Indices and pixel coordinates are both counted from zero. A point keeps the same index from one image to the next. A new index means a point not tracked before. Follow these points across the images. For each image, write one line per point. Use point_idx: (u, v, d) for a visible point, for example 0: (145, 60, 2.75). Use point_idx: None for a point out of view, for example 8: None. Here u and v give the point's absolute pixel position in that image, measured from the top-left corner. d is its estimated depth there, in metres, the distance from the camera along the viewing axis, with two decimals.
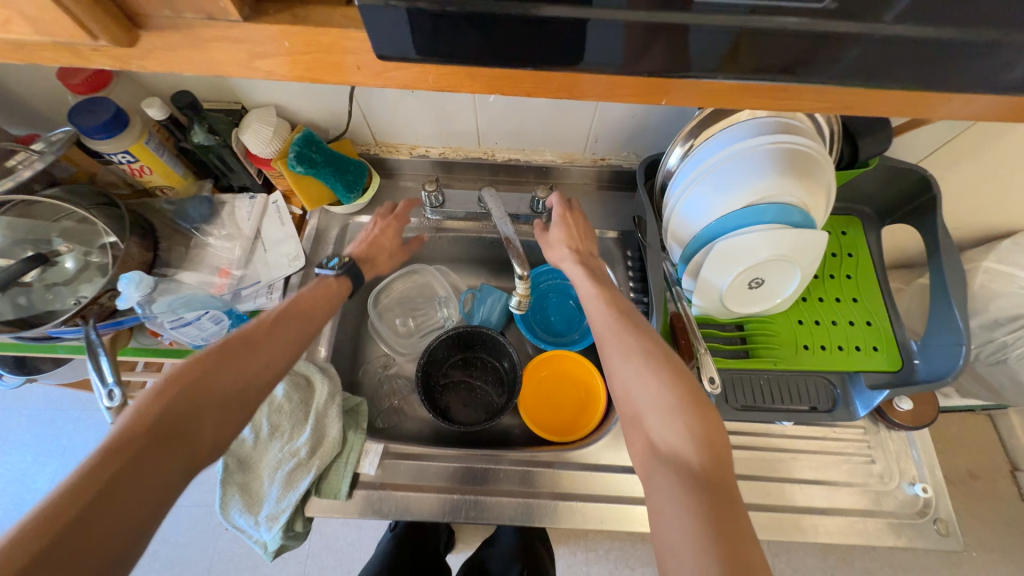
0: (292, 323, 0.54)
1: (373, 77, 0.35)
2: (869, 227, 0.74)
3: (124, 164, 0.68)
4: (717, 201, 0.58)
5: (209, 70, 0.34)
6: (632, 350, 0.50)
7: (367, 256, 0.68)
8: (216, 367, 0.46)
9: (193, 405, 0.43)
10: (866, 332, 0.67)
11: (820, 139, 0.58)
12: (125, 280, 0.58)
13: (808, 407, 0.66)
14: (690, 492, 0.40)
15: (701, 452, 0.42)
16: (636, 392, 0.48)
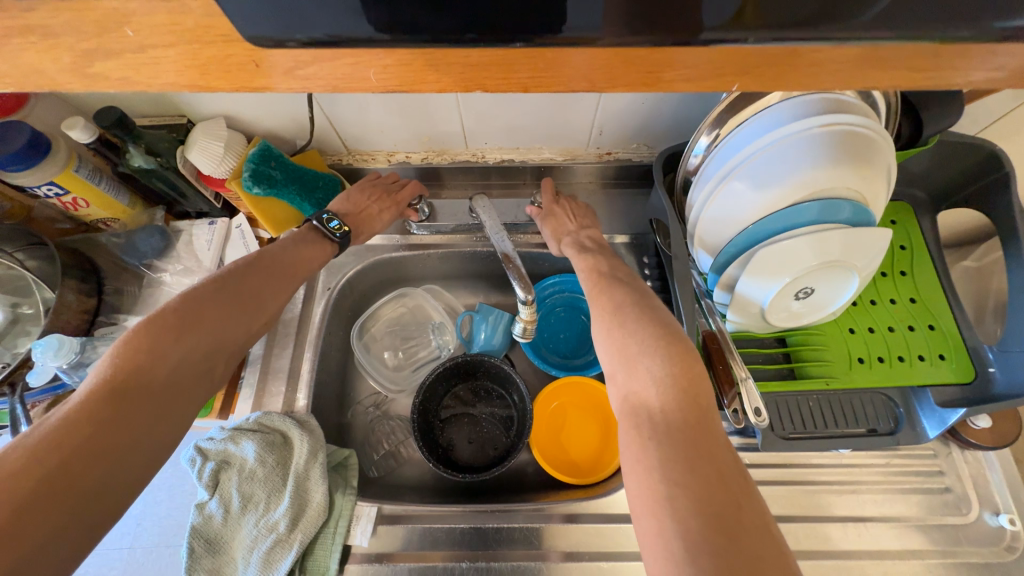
0: (282, 270, 0.52)
1: (293, 81, 0.28)
2: (922, 214, 0.64)
3: (53, 197, 0.58)
4: (754, 199, 0.48)
5: (65, 76, 0.27)
6: (609, 318, 0.49)
7: (358, 217, 0.62)
8: (207, 313, 0.44)
9: (191, 353, 0.42)
10: (929, 338, 0.58)
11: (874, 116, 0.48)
12: (40, 346, 0.48)
13: (868, 430, 0.56)
14: (656, 432, 0.37)
15: (665, 389, 0.39)
16: (612, 349, 0.46)
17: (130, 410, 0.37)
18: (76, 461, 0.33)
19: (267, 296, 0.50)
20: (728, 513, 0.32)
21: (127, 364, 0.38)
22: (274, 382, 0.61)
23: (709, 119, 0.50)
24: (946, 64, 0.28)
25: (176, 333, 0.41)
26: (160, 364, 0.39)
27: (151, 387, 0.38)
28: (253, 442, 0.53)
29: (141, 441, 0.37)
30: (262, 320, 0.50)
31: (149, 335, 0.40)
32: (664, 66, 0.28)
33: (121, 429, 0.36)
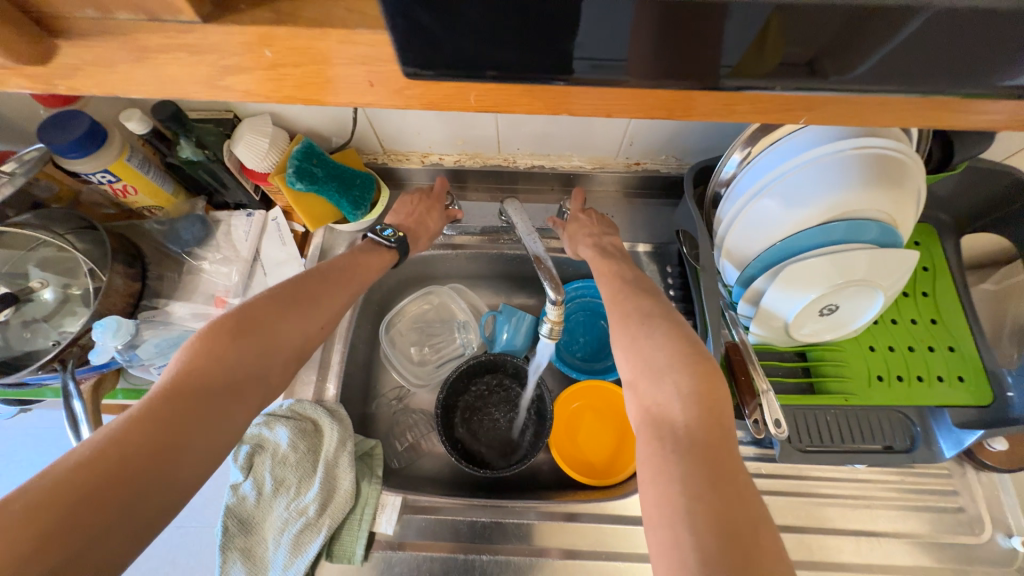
0: (333, 278, 0.53)
1: (370, 94, 0.30)
2: (946, 236, 0.64)
3: (106, 184, 0.61)
4: (784, 216, 0.49)
5: (162, 87, 0.30)
6: (636, 329, 0.50)
7: (411, 224, 0.65)
8: (268, 321, 0.46)
9: (251, 356, 0.44)
10: (948, 360, 0.59)
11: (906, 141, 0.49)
12: (101, 327, 0.51)
13: (883, 446, 0.57)
14: (678, 445, 0.38)
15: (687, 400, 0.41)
16: (636, 359, 0.47)
17: (188, 409, 0.38)
18: (137, 453, 0.34)
19: (321, 303, 0.51)
20: (742, 528, 0.33)
21: (192, 366, 0.40)
22: (305, 371, 0.63)
23: (743, 136, 0.51)
24: (986, 103, 0.29)
25: (232, 336, 0.43)
26: (217, 366, 0.41)
27: (208, 388, 0.40)
28: (287, 428, 0.55)
29: (202, 437, 0.38)
30: (323, 328, 0.51)
31: (212, 340, 0.43)
32: (724, 97, 0.30)
33: (178, 425, 0.37)
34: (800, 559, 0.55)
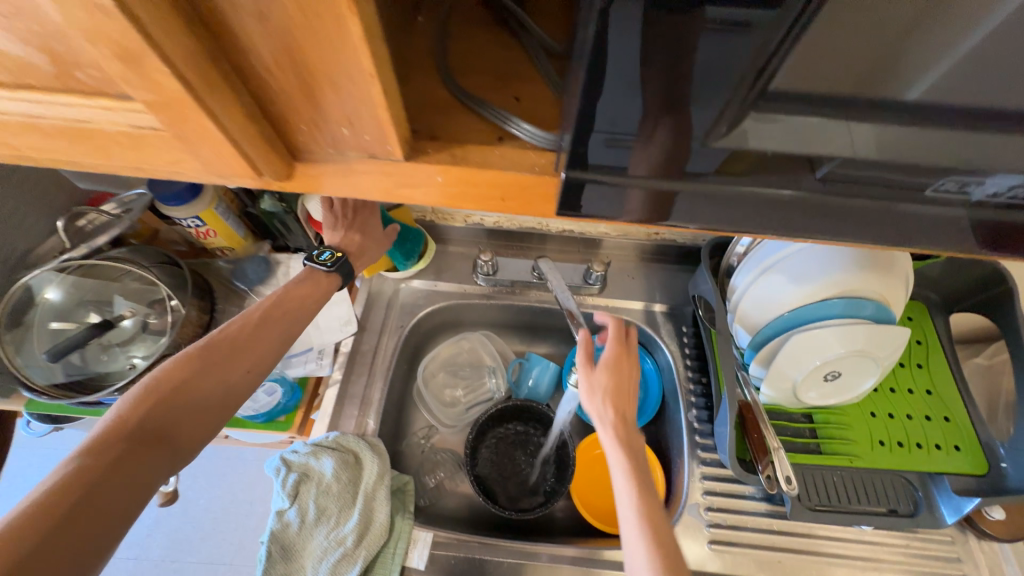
0: (261, 323, 0.55)
1: None
2: (936, 314, 0.71)
3: (192, 228, 0.69)
4: (791, 290, 0.57)
5: None
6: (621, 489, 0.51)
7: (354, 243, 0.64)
8: (187, 374, 0.49)
9: (166, 411, 0.46)
10: (945, 429, 0.64)
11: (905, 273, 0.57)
12: None
13: (888, 509, 0.61)
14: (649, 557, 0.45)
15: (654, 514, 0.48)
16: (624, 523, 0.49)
17: (120, 461, 0.41)
18: (73, 506, 0.37)
19: (250, 350, 0.53)
20: None
21: (129, 420, 0.44)
22: (348, 406, 0.68)
23: None
24: None
25: (164, 390, 0.47)
26: (149, 418, 0.45)
27: (139, 440, 0.43)
28: (332, 459, 0.59)
29: (121, 486, 0.41)
30: (251, 375, 0.52)
31: (148, 395, 0.46)
32: None
33: (110, 475, 0.40)
34: None
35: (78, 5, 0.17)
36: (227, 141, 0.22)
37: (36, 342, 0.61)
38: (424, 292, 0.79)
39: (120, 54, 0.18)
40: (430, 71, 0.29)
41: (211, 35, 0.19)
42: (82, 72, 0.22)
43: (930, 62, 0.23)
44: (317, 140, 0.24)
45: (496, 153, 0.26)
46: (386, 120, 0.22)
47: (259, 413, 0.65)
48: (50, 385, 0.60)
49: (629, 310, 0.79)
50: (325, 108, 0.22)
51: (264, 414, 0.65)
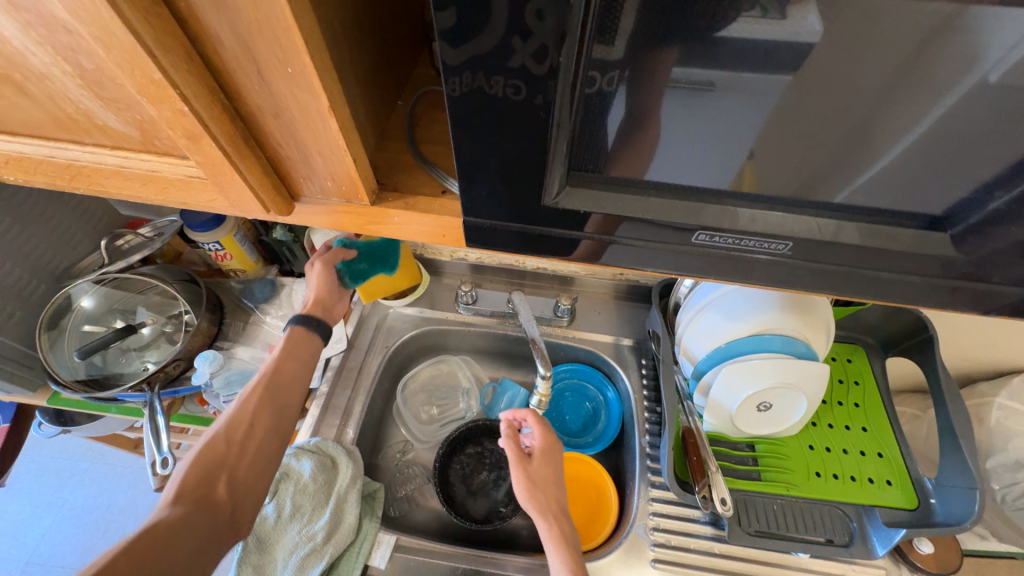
0: (265, 403, 0.62)
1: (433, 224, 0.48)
2: (873, 357, 0.78)
3: (212, 251, 0.80)
4: (725, 326, 0.64)
5: None
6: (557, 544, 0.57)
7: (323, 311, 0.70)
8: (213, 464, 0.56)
9: (205, 472, 0.56)
10: (878, 464, 0.68)
11: (824, 306, 0.65)
12: (204, 358, 0.68)
13: (825, 539, 0.65)
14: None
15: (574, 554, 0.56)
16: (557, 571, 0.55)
17: (170, 525, 0.50)
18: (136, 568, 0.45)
19: (265, 404, 0.62)
20: None
21: (175, 489, 0.54)
22: (331, 416, 0.75)
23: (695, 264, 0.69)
24: None
25: (201, 460, 0.56)
26: (190, 482, 0.55)
27: (187, 503, 0.53)
28: (311, 460, 0.66)
29: (173, 543, 0.49)
30: (266, 452, 0.60)
31: (190, 468, 0.55)
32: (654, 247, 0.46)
33: (164, 538, 0.49)
34: None
35: (166, 108, 0.27)
36: (246, 188, 0.31)
37: (67, 342, 0.71)
38: (410, 317, 0.88)
39: (187, 134, 0.28)
40: (405, 143, 0.39)
41: (243, 121, 0.29)
42: (154, 138, 0.33)
43: (748, 151, 0.32)
44: (312, 188, 0.34)
45: (439, 204, 0.36)
46: (357, 177, 0.32)
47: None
48: (72, 380, 0.69)
49: (594, 342, 0.86)
50: (317, 169, 0.32)
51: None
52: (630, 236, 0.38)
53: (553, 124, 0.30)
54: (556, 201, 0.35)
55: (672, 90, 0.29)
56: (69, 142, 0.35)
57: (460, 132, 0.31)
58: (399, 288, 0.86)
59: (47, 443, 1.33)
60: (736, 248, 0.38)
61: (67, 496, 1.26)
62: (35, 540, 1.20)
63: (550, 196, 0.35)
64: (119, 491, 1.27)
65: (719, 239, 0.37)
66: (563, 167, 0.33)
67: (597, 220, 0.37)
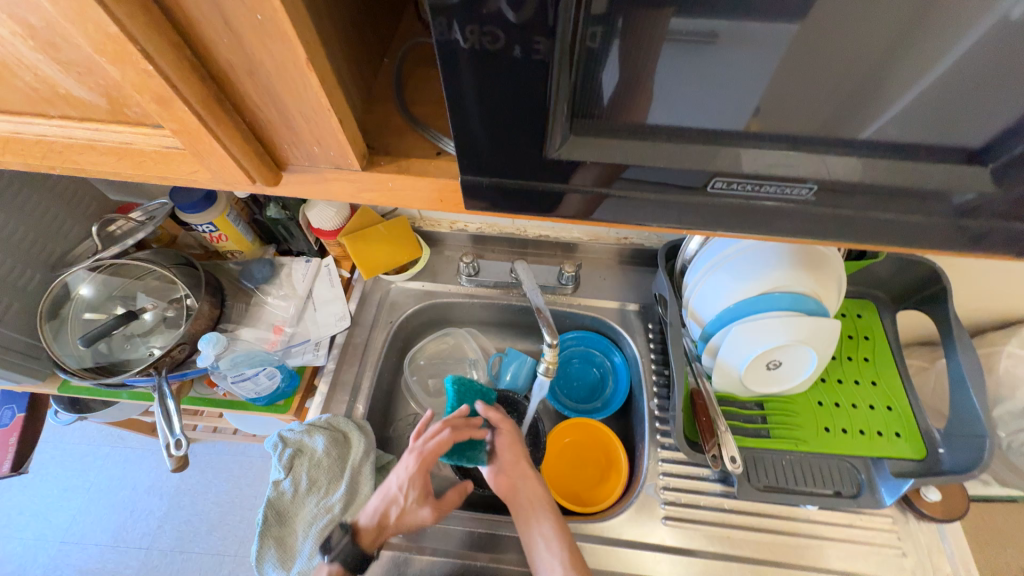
0: None
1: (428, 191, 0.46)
2: (884, 312, 0.77)
3: (207, 233, 0.78)
4: (733, 286, 0.63)
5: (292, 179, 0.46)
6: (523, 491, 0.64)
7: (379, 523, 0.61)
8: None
9: None
10: (887, 417, 0.68)
11: (835, 261, 0.63)
12: (206, 340, 0.66)
13: (834, 491, 0.66)
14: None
15: (564, 540, 0.59)
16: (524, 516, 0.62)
17: None
18: None
19: None
20: None
21: None
22: (340, 392, 0.76)
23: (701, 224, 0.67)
24: None
25: None
26: None
27: None
28: (324, 436, 0.66)
29: None
30: None
31: None
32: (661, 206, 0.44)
33: None
34: None
35: (129, 68, 0.24)
36: (227, 157, 0.30)
37: (69, 330, 0.70)
38: (413, 292, 0.86)
39: (155, 98, 0.26)
40: (393, 103, 0.37)
41: (216, 82, 0.27)
42: (124, 107, 0.30)
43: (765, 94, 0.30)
44: (297, 155, 0.32)
45: (434, 165, 0.34)
46: (344, 140, 0.30)
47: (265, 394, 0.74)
48: (78, 367, 0.68)
49: (600, 309, 0.85)
50: (300, 132, 0.30)
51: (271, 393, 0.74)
52: (640, 191, 0.35)
53: (551, 74, 0.28)
54: (560, 152, 0.33)
55: (670, 46, 0.27)
56: (35, 115, 0.33)
57: (453, 87, 0.29)
58: (398, 263, 0.83)
59: (66, 430, 1.36)
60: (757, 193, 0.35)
61: (93, 479, 1.30)
62: (68, 522, 1.25)
63: (552, 147, 0.32)
64: (141, 473, 1.31)
65: (738, 186, 0.34)
66: (565, 119, 0.31)
67: (602, 172, 0.34)
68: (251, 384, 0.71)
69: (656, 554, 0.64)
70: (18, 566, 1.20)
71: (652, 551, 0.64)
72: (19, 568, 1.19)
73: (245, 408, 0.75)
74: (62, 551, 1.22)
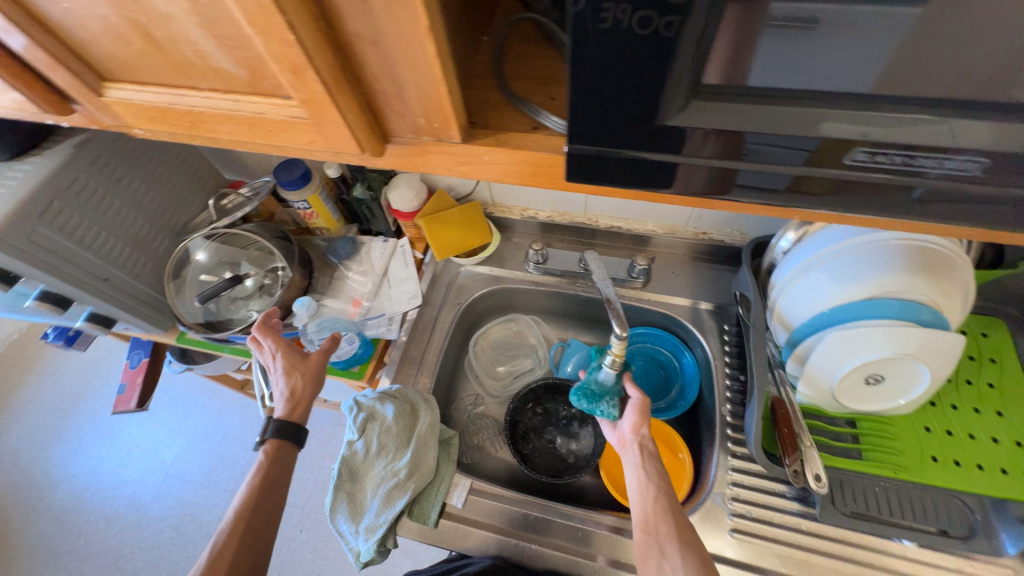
0: None
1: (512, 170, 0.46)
2: (1018, 333, 0.66)
3: (301, 210, 0.85)
4: (831, 288, 0.57)
5: None
6: (647, 466, 0.62)
7: (289, 400, 0.67)
8: (239, 522, 0.59)
9: None
10: (1016, 453, 0.58)
11: (964, 266, 0.54)
12: (301, 302, 0.76)
13: (937, 529, 0.58)
14: (670, 532, 0.54)
15: (674, 503, 0.58)
16: (644, 492, 0.59)
17: None
18: None
19: None
20: None
21: None
22: (409, 366, 0.80)
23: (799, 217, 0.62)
24: None
25: None
26: None
27: None
28: (394, 405, 0.70)
29: None
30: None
31: None
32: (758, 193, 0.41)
33: None
34: None
35: (274, 39, 0.27)
36: (344, 126, 0.32)
37: (188, 289, 0.80)
38: (480, 276, 0.88)
39: (291, 68, 0.28)
40: (491, 79, 0.37)
41: (341, 52, 0.29)
42: (260, 78, 0.34)
43: None
44: (403, 127, 0.34)
45: (531, 139, 0.34)
46: (450, 112, 0.31)
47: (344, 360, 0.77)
48: (194, 322, 0.78)
49: (671, 306, 0.81)
50: (410, 104, 0.31)
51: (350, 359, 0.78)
52: (736, 175, 0.33)
53: (678, 49, 0.26)
54: (676, 120, 0.30)
55: (769, 31, 0.25)
56: (187, 88, 0.38)
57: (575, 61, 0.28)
58: (470, 247, 0.85)
59: (172, 379, 1.57)
60: (904, 170, 0.30)
61: (193, 423, 1.49)
62: (172, 457, 1.44)
63: (668, 114, 0.30)
64: (231, 423, 1.48)
65: (885, 159, 0.29)
66: (687, 85, 0.28)
67: (723, 142, 0.31)
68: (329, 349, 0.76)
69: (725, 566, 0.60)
70: (132, 490, 1.40)
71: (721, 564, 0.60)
72: (133, 492, 1.40)
73: None
74: (166, 483, 1.40)
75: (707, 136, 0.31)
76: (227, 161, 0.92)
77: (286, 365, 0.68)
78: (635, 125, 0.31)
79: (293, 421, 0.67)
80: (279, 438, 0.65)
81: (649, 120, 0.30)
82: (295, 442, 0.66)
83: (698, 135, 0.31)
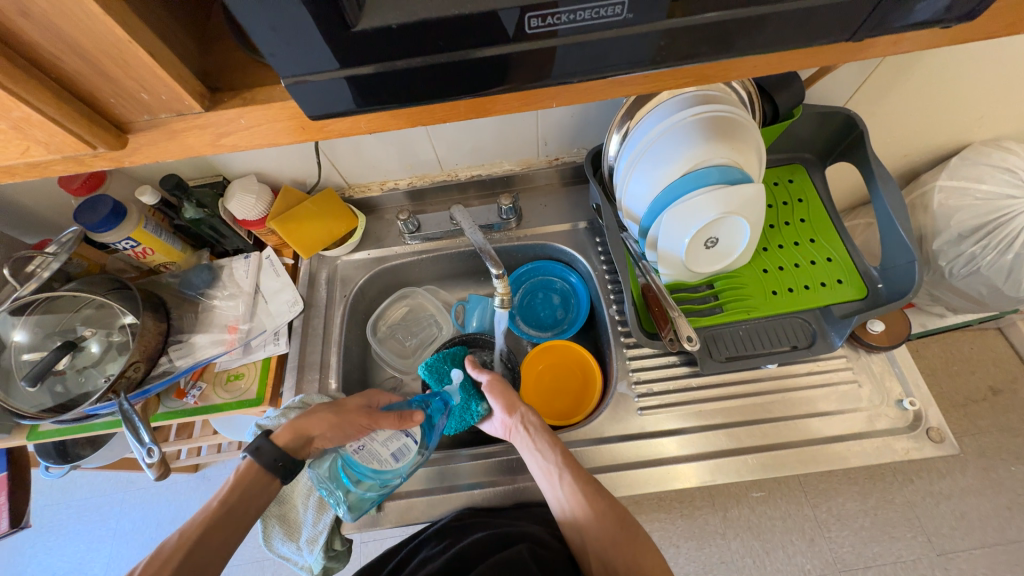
0: None
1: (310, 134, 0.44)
2: (814, 171, 0.78)
3: (129, 249, 0.74)
4: (656, 174, 0.63)
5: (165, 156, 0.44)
6: (538, 444, 0.63)
7: (303, 435, 0.62)
8: (185, 548, 0.52)
9: None
10: (828, 268, 0.72)
11: (751, 123, 0.62)
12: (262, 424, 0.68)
13: (790, 347, 0.69)
14: (579, 504, 0.58)
15: (574, 464, 0.62)
16: (545, 473, 0.62)
17: None
18: None
19: None
20: (639, 547, 0.56)
21: None
22: (310, 372, 0.77)
23: (618, 118, 0.67)
24: None
25: None
26: None
27: None
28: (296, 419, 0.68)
29: None
30: None
31: None
32: None
33: None
34: (734, 448, 0.66)
35: None
36: (45, 120, 0.29)
37: (17, 377, 0.68)
38: (360, 262, 0.86)
39: None
40: (230, 40, 0.35)
41: None
42: None
43: None
44: (133, 109, 0.31)
45: (280, 90, 0.33)
46: (164, 75, 0.29)
47: (367, 468, 0.61)
48: (41, 411, 0.66)
49: (548, 235, 0.85)
50: (120, 79, 0.29)
51: (369, 475, 0.62)
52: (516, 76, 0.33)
53: None
54: (365, 23, 0.28)
55: None
56: None
57: None
58: (337, 236, 0.82)
59: (69, 487, 1.36)
60: (582, 27, 0.29)
61: (114, 524, 1.31)
62: (104, 568, 1.27)
63: (356, 15, 0.27)
64: (160, 505, 1.33)
65: (558, 20, 0.29)
66: None
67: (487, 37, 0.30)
68: (377, 449, 0.61)
69: (643, 440, 0.68)
70: None
71: (640, 439, 0.68)
72: None
73: (222, 409, 0.74)
74: None
75: (403, 37, 0.28)
76: (16, 220, 0.78)
77: (334, 415, 0.63)
78: (336, 44, 0.28)
79: (294, 455, 0.61)
80: (256, 460, 0.59)
81: (344, 34, 0.28)
82: (270, 471, 0.59)
83: (416, 32, 0.28)
